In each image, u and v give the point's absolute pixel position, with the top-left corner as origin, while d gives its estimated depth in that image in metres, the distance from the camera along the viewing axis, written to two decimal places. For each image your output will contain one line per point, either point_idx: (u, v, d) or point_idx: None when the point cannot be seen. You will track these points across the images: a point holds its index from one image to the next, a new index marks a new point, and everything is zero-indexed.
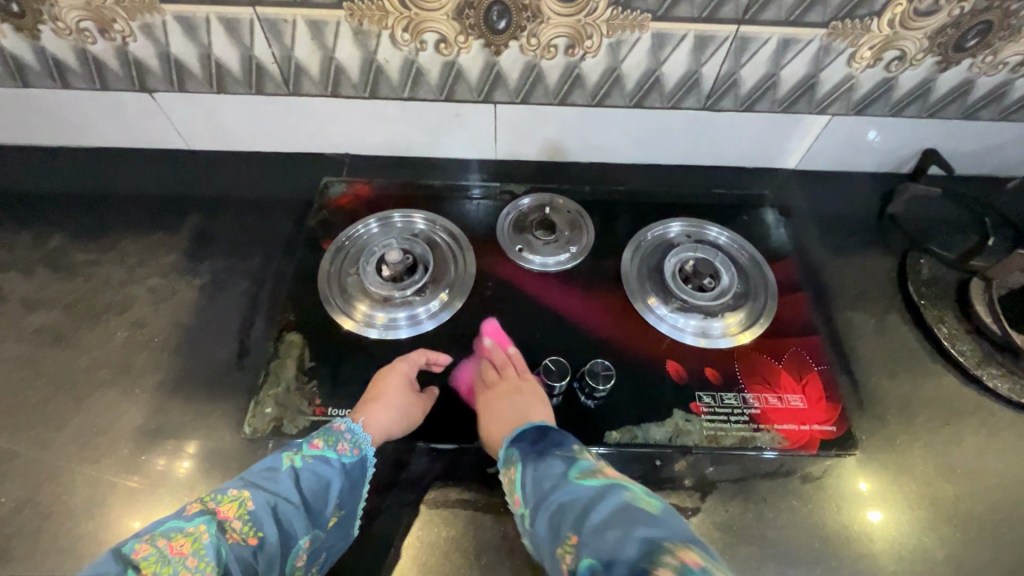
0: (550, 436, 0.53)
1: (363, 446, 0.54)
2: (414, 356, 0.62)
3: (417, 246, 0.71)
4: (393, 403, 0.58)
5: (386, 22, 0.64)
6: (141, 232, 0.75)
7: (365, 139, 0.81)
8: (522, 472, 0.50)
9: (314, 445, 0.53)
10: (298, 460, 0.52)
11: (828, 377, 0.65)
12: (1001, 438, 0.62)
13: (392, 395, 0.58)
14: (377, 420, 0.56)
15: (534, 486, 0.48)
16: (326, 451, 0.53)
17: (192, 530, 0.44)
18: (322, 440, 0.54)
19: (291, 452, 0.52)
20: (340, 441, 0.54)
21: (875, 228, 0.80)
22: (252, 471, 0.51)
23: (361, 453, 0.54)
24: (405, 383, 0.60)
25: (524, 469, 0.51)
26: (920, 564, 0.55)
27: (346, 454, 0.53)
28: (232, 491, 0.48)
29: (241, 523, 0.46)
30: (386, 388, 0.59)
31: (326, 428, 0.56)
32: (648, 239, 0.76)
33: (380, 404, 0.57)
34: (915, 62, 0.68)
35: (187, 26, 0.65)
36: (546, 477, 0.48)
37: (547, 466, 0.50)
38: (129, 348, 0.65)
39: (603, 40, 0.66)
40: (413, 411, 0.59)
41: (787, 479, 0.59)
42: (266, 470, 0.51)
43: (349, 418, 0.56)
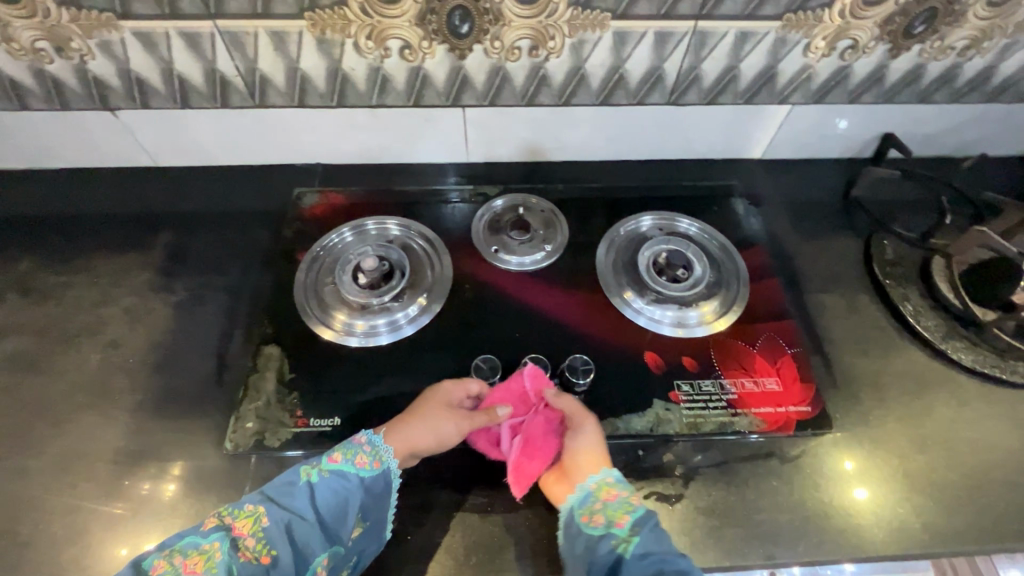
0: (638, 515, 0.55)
1: (383, 459, 0.54)
2: (467, 381, 0.61)
3: (393, 253, 0.72)
4: (418, 418, 0.57)
5: (350, 30, 0.65)
6: (111, 251, 0.73)
7: (336, 148, 0.80)
8: (644, 510, 0.52)
9: (333, 459, 0.53)
10: (315, 475, 0.52)
11: (802, 358, 0.66)
12: (969, 408, 0.65)
13: (428, 411, 0.58)
14: (396, 431, 0.56)
15: (659, 537, 0.49)
16: (344, 465, 0.53)
17: (207, 547, 0.46)
18: (341, 453, 0.54)
19: (309, 467, 0.52)
20: (359, 455, 0.54)
21: (841, 212, 0.82)
22: (271, 485, 0.51)
23: (381, 466, 0.54)
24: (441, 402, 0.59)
25: (646, 512, 0.52)
26: (898, 534, 0.57)
27: (366, 469, 0.53)
28: (248, 506, 0.49)
29: (254, 541, 0.46)
30: (427, 403, 0.59)
31: (347, 441, 0.56)
32: (621, 235, 0.77)
33: (407, 417, 0.57)
34: (867, 50, 0.70)
35: (146, 42, 0.64)
36: (671, 544, 0.49)
37: (668, 538, 0.51)
38: (105, 370, 0.64)
39: (565, 40, 0.67)
40: (442, 427, 0.57)
41: (766, 460, 0.60)
42: (283, 485, 0.51)
43: (371, 432, 0.56)
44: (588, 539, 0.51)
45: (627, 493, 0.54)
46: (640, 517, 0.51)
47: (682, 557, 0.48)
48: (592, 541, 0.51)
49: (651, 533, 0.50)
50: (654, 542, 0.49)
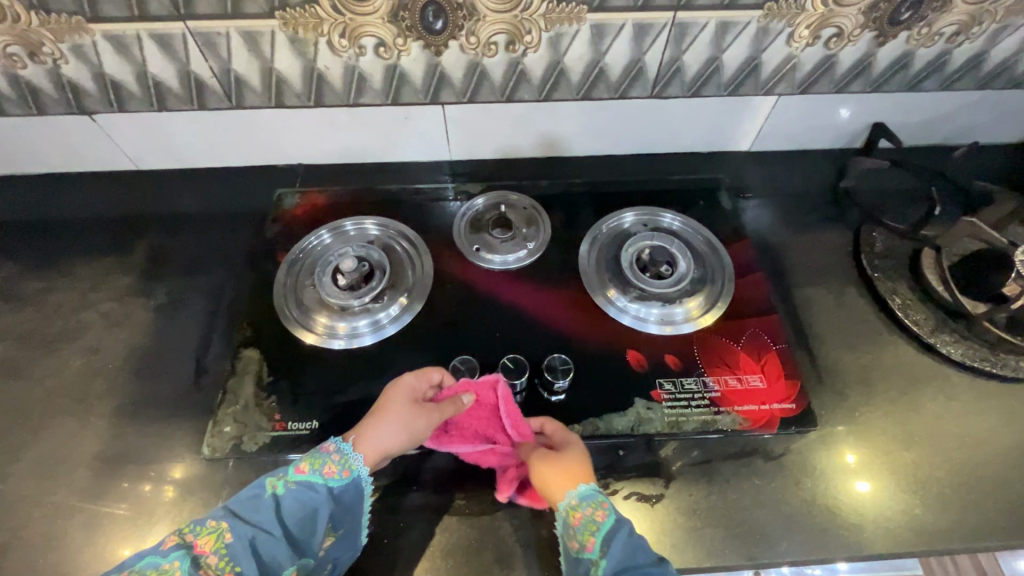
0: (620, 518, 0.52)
1: (353, 468, 0.52)
2: (428, 371, 0.59)
3: (373, 253, 0.71)
4: (388, 419, 0.55)
5: (322, 29, 0.64)
6: (92, 255, 0.73)
7: (317, 147, 0.80)
8: (612, 521, 0.50)
9: (300, 470, 0.51)
10: (281, 487, 0.49)
11: (787, 355, 0.65)
12: (958, 402, 0.63)
13: (394, 409, 0.55)
14: (367, 438, 0.54)
15: (631, 550, 0.48)
16: (312, 476, 0.51)
17: (167, 566, 0.44)
18: (309, 464, 0.52)
19: (275, 478, 0.50)
20: (328, 464, 0.52)
21: (830, 204, 0.80)
22: (236, 498, 0.49)
23: (351, 475, 0.52)
24: (409, 398, 0.57)
25: (614, 525, 0.50)
26: (882, 532, 0.56)
27: (335, 479, 0.51)
28: (211, 522, 0.47)
29: (216, 559, 0.45)
30: (391, 402, 0.56)
31: (315, 450, 0.53)
32: (604, 232, 0.75)
33: (375, 421, 0.55)
34: (852, 38, 0.69)
35: (119, 45, 0.64)
36: (644, 554, 0.48)
37: (641, 542, 0.49)
38: (84, 376, 0.64)
39: (542, 34, 0.66)
40: (415, 424, 0.55)
41: (748, 459, 0.59)
42: (248, 498, 0.49)
43: (339, 438, 0.54)
44: (569, 562, 0.50)
45: (593, 508, 0.51)
46: (608, 533, 0.49)
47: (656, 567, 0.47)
48: (573, 567, 0.50)
49: (621, 549, 0.48)
50: (626, 560, 0.47)
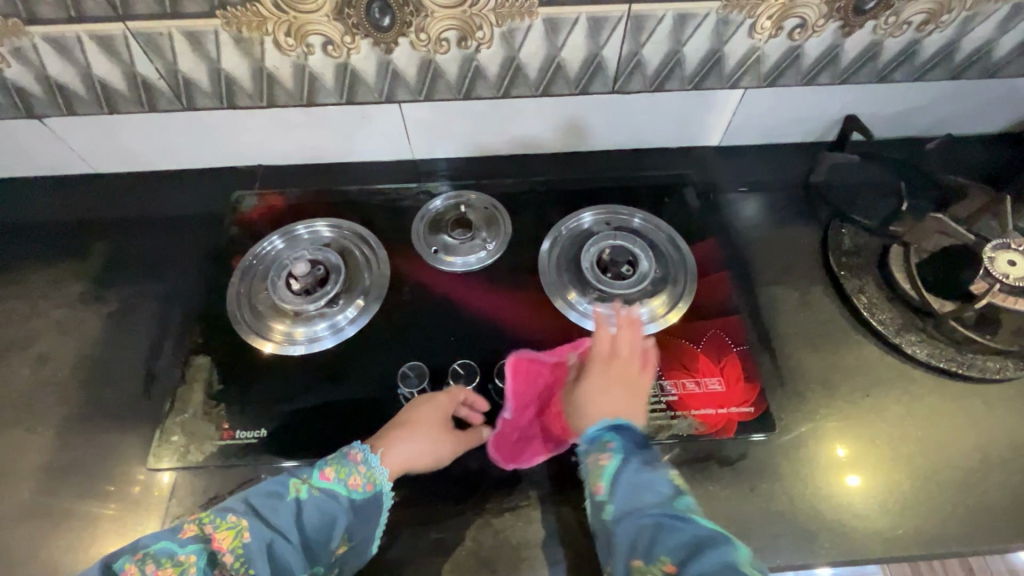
0: (654, 452, 0.50)
1: (378, 482, 0.52)
2: (456, 391, 0.59)
3: (330, 256, 0.70)
4: (421, 439, 0.55)
5: (266, 28, 0.62)
6: (45, 262, 0.72)
7: (274, 148, 0.78)
8: (618, 462, 0.48)
9: (325, 476, 0.51)
10: (305, 492, 0.49)
11: (747, 356, 0.64)
12: (922, 404, 0.62)
13: (427, 430, 0.56)
14: (398, 453, 0.54)
15: (637, 490, 0.46)
16: (336, 484, 0.50)
17: (183, 558, 0.43)
18: (335, 471, 0.51)
19: (299, 481, 0.50)
20: (354, 475, 0.51)
21: (799, 200, 0.79)
22: (257, 493, 0.49)
23: (374, 489, 0.52)
24: (441, 421, 0.57)
25: (621, 465, 0.48)
26: (836, 538, 0.55)
27: (359, 491, 0.51)
28: (232, 517, 0.46)
29: (233, 558, 0.44)
30: (424, 422, 0.56)
31: (343, 455, 0.53)
32: (564, 232, 0.74)
33: (407, 438, 0.55)
34: (817, 29, 0.66)
35: (60, 48, 0.62)
36: (653, 493, 0.46)
37: (655, 477, 0.47)
38: (34, 385, 0.63)
39: (494, 30, 0.64)
40: (442, 449, 0.56)
41: (704, 465, 0.58)
42: (270, 496, 0.48)
43: (367, 447, 0.54)
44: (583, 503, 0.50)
45: (598, 451, 0.50)
46: (613, 475, 0.48)
47: (662, 508, 0.45)
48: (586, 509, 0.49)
49: (628, 489, 0.46)
50: (633, 500, 0.45)
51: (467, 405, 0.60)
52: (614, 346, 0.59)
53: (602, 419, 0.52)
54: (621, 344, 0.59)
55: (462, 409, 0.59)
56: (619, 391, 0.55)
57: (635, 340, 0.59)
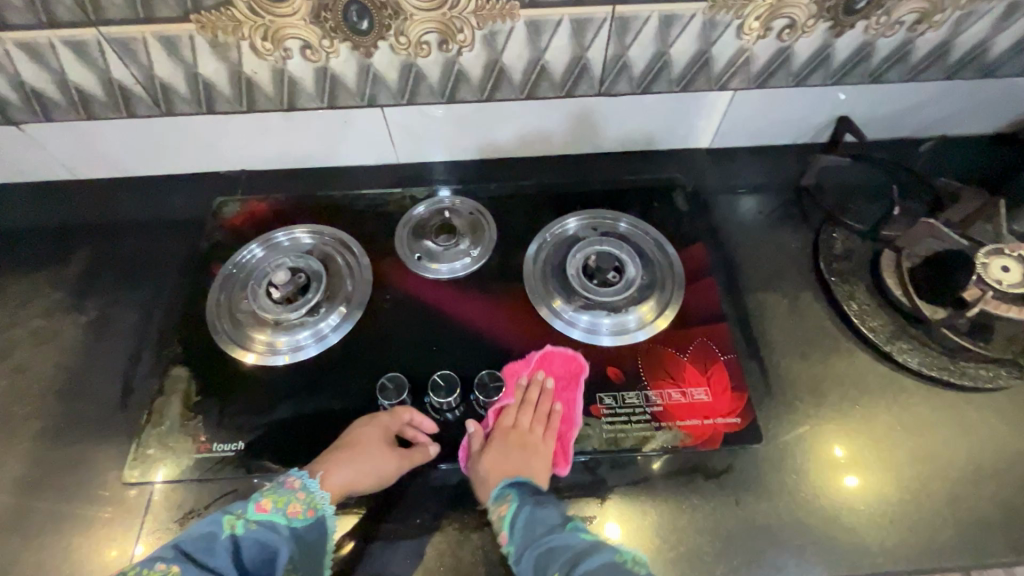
0: (549, 497, 0.54)
1: (319, 506, 0.51)
2: (399, 411, 0.58)
3: (311, 263, 0.69)
4: (359, 462, 0.54)
5: (242, 32, 0.61)
6: (24, 270, 0.71)
7: (257, 153, 0.77)
8: (513, 509, 0.52)
9: (262, 507, 0.50)
10: (240, 527, 0.48)
11: (735, 365, 0.62)
12: (912, 414, 0.61)
13: (366, 452, 0.55)
14: (335, 477, 0.53)
15: (531, 528, 0.50)
16: (274, 515, 0.50)
17: None
18: (272, 501, 0.50)
19: (233, 516, 0.49)
20: (292, 503, 0.51)
21: (790, 204, 0.77)
22: (186, 538, 0.47)
23: (316, 514, 0.51)
24: (381, 441, 0.56)
25: (517, 511, 0.51)
26: (822, 554, 0.54)
27: (299, 518, 0.50)
28: (160, 565, 0.45)
29: None
30: (362, 443, 0.55)
31: (279, 484, 0.52)
32: (550, 238, 0.72)
33: (345, 461, 0.54)
34: (807, 29, 0.65)
35: (33, 54, 0.61)
36: (546, 525, 0.50)
37: (544, 510, 0.52)
38: (9, 397, 0.63)
39: (475, 33, 0.63)
40: (383, 469, 0.55)
41: (688, 477, 0.57)
42: (202, 538, 0.47)
43: (305, 474, 0.53)
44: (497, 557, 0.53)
45: (499, 505, 0.53)
46: (510, 521, 0.51)
47: (554, 535, 0.49)
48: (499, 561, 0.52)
49: (524, 528, 0.50)
50: (529, 538, 0.49)
51: (413, 425, 0.59)
52: (529, 398, 0.60)
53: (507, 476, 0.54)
54: (536, 395, 0.61)
55: (408, 430, 0.58)
56: (530, 445, 0.57)
57: (550, 390, 0.61)
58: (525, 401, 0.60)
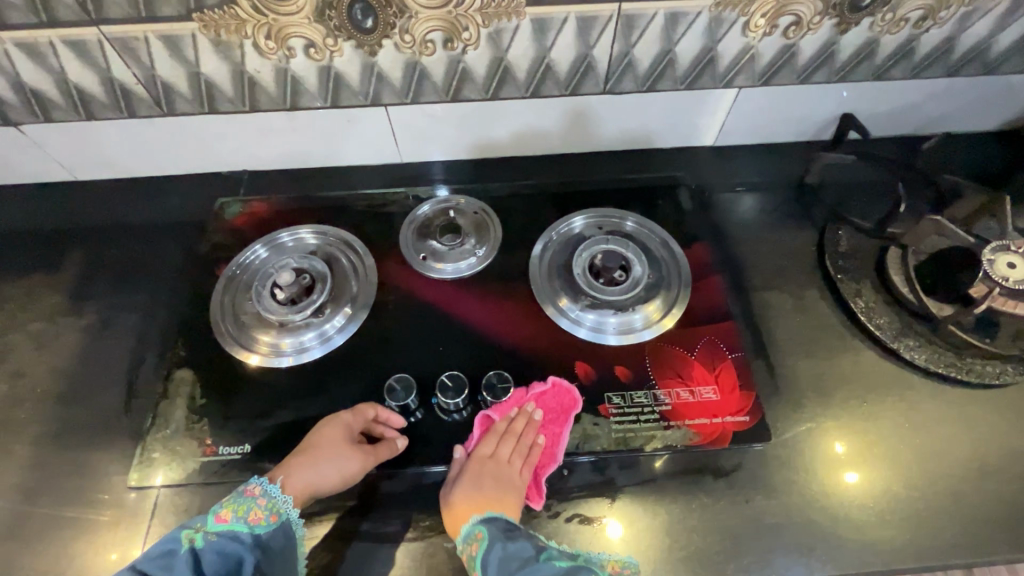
0: (522, 532, 0.52)
1: (282, 511, 0.52)
2: (361, 407, 0.58)
3: (315, 264, 0.68)
4: (321, 461, 0.54)
5: (245, 31, 0.60)
6: (22, 272, 0.70)
7: (258, 153, 0.76)
8: (484, 546, 0.50)
9: (221, 518, 0.50)
10: (200, 539, 0.48)
11: (742, 363, 0.62)
12: (919, 411, 0.61)
13: (326, 450, 0.55)
14: (296, 478, 0.53)
15: (505, 563, 0.48)
16: (236, 524, 0.50)
17: None
18: (231, 511, 0.51)
19: (192, 530, 0.49)
20: (253, 510, 0.51)
21: (794, 201, 0.77)
22: (144, 558, 0.47)
23: (279, 519, 0.52)
24: (343, 439, 0.56)
25: (489, 548, 0.50)
26: (834, 553, 0.53)
27: (262, 524, 0.51)
28: None
29: None
30: (323, 442, 0.55)
31: (237, 494, 0.53)
32: (556, 237, 0.72)
33: (305, 461, 0.54)
34: (812, 26, 0.65)
35: (32, 52, 0.60)
36: (518, 560, 0.48)
37: (518, 544, 0.50)
38: (5, 402, 0.61)
39: (481, 31, 0.62)
40: (347, 467, 0.54)
41: (697, 476, 0.57)
42: (160, 555, 0.47)
43: (267, 479, 0.54)
44: None
45: (472, 543, 0.51)
46: (483, 559, 0.49)
47: (528, 568, 0.47)
48: None
49: (498, 563, 0.48)
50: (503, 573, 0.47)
51: (380, 421, 0.59)
52: (515, 430, 0.59)
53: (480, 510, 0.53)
54: (522, 427, 0.59)
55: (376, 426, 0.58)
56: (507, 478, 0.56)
57: (537, 422, 0.59)
58: (511, 431, 0.59)
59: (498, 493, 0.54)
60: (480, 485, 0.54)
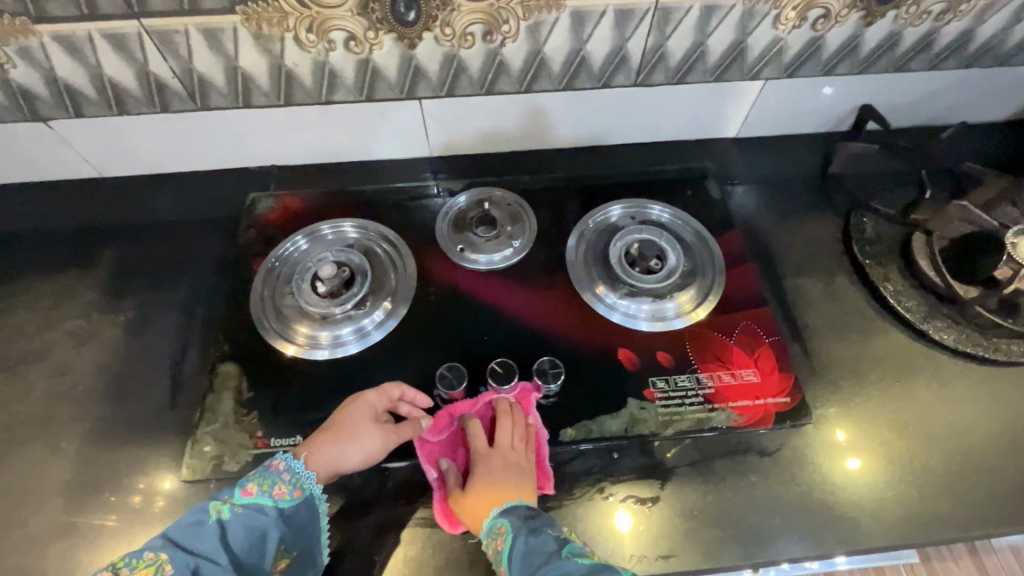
0: (544, 521, 0.51)
1: (306, 486, 0.52)
2: (387, 387, 0.59)
3: (354, 257, 0.68)
4: (347, 439, 0.55)
5: (288, 24, 0.60)
6: (55, 271, 0.69)
7: (289, 148, 0.76)
8: (510, 540, 0.49)
9: (247, 491, 0.50)
10: (226, 512, 0.48)
11: (780, 347, 0.64)
12: (951, 389, 0.63)
13: (352, 429, 0.55)
14: (321, 456, 0.54)
15: (530, 557, 0.47)
16: (260, 498, 0.50)
17: None
18: (257, 485, 0.50)
19: (219, 502, 0.49)
20: (278, 485, 0.51)
21: (817, 190, 0.79)
22: (175, 527, 0.47)
23: (303, 494, 0.51)
24: (368, 419, 0.57)
25: (513, 541, 0.49)
26: (879, 525, 0.56)
27: (286, 499, 0.50)
28: (149, 554, 0.45)
29: None
30: (348, 421, 0.56)
31: (263, 468, 0.52)
32: (591, 226, 0.73)
33: (330, 439, 0.54)
34: (840, 19, 0.67)
35: (68, 46, 0.60)
36: (542, 555, 0.47)
37: (540, 537, 0.49)
38: (49, 400, 0.61)
39: (520, 23, 0.63)
40: (370, 446, 0.55)
41: (744, 456, 0.58)
42: (189, 524, 0.47)
43: (291, 456, 0.54)
44: None
45: (495, 536, 0.50)
46: (508, 552, 0.48)
47: (551, 565, 0.46)
48: None
49: (523, 555, 0.47)
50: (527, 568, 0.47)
51: (404, 400, 0.60)
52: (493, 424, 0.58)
53: (493, 509, 0.52)
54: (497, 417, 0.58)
55: (401, 405, 0.59)
56: (506, 464, 0.55)
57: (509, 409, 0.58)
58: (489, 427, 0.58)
59: (505, 484, 0.54)
60: (487, 480, 0.54)
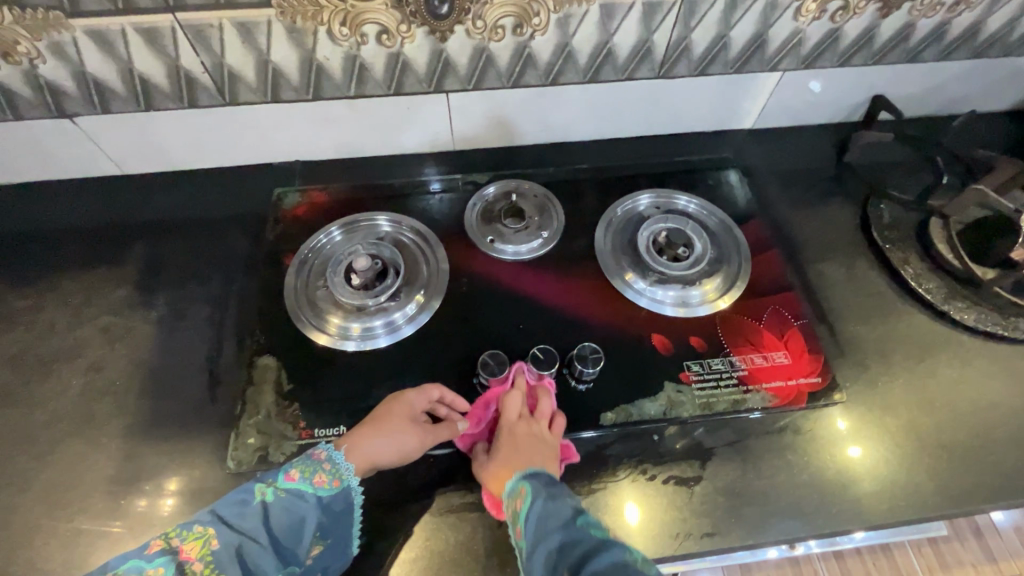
0: (565, 491, 0.49)
1: (345, 477, 0.51)
2: (426, 388, 0.58)
3: (385, 250, 0.69)
4: (386, 433, 0.54)
5: (322, 17, 0.60)
6: (83, 268, 0.69)
7: (313, 143, 0.77)
8: (529, 501, 0.48)
9: (289, 477, 0.50)
10: (270, 494, 0.48)
11: (808, 329, 0.66)
12: (973, 366, 0.65)
13: (391, 424, 0.55)
14: (360, 448, 0.53)
15: (544, 519, 0.46)
16: (302, 484, 0.50)
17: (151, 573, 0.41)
18: (299, 471, 0.50)
19: (264, 485, 0.49)
20: (319, 473, 0.51)
21: (833, 179, 0.81)
22: (222, 503, 0.47)
23: (342, 485, 0.51)
24: (408, 416, 0.56)
25: (532, 502, 0.48)
26: (913, 498, 0.58)
27: (326, 487, 0.50)
28: (199, 528, 0.45)
29: (202, 566, 0.42)
30: (388, 416, 0.55)
31: (306, 456, 0.52)
32: (618, 215, 0.75)
33: (370, 432, 0.54)
34: (858, 11, 0.68)
35: (100, 41, 0.59)
36: (556, 519, 0.45)
37: (559, 504, 0.47)
38: (87, 397, 0.61)
39: (551, 16, 0.64)
40: (407, 442, 0.55)
41: (780, 435, 0.60)
42: (236, 502, 0.47)
43: (331, 446, 0.53)
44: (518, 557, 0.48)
45: (515, 498, 0.49)
46: (525, 514, 0.47)
47: (565, 530, 0.44)
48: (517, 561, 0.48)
49: (538, 517, 0.46)
50: (539, 530, 0.45)
51: (444, 403, 0.59)
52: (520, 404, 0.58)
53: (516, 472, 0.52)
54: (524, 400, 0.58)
55: (440, 407, 0.59)
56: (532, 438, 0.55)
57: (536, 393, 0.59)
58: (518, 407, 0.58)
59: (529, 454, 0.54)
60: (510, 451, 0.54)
